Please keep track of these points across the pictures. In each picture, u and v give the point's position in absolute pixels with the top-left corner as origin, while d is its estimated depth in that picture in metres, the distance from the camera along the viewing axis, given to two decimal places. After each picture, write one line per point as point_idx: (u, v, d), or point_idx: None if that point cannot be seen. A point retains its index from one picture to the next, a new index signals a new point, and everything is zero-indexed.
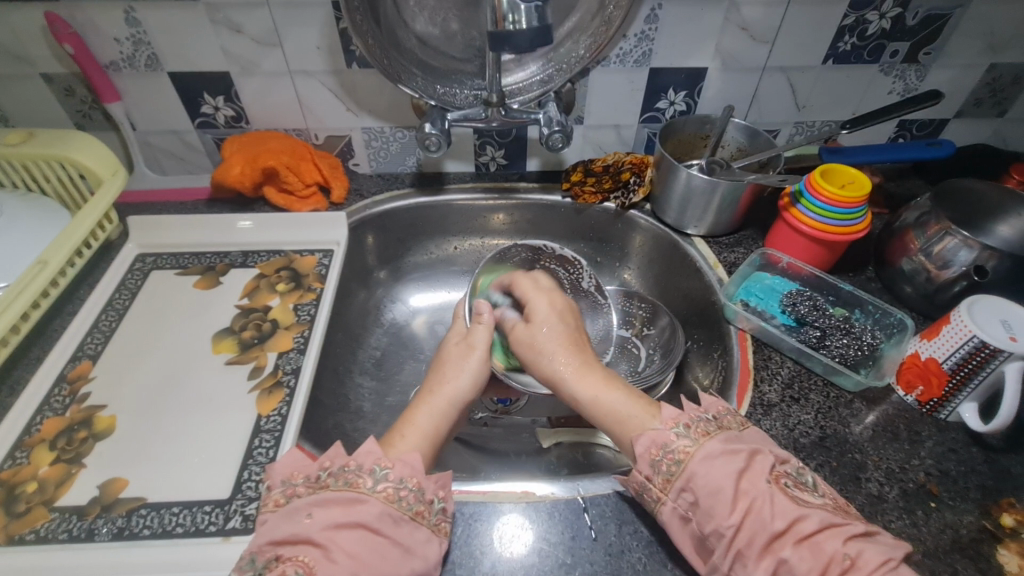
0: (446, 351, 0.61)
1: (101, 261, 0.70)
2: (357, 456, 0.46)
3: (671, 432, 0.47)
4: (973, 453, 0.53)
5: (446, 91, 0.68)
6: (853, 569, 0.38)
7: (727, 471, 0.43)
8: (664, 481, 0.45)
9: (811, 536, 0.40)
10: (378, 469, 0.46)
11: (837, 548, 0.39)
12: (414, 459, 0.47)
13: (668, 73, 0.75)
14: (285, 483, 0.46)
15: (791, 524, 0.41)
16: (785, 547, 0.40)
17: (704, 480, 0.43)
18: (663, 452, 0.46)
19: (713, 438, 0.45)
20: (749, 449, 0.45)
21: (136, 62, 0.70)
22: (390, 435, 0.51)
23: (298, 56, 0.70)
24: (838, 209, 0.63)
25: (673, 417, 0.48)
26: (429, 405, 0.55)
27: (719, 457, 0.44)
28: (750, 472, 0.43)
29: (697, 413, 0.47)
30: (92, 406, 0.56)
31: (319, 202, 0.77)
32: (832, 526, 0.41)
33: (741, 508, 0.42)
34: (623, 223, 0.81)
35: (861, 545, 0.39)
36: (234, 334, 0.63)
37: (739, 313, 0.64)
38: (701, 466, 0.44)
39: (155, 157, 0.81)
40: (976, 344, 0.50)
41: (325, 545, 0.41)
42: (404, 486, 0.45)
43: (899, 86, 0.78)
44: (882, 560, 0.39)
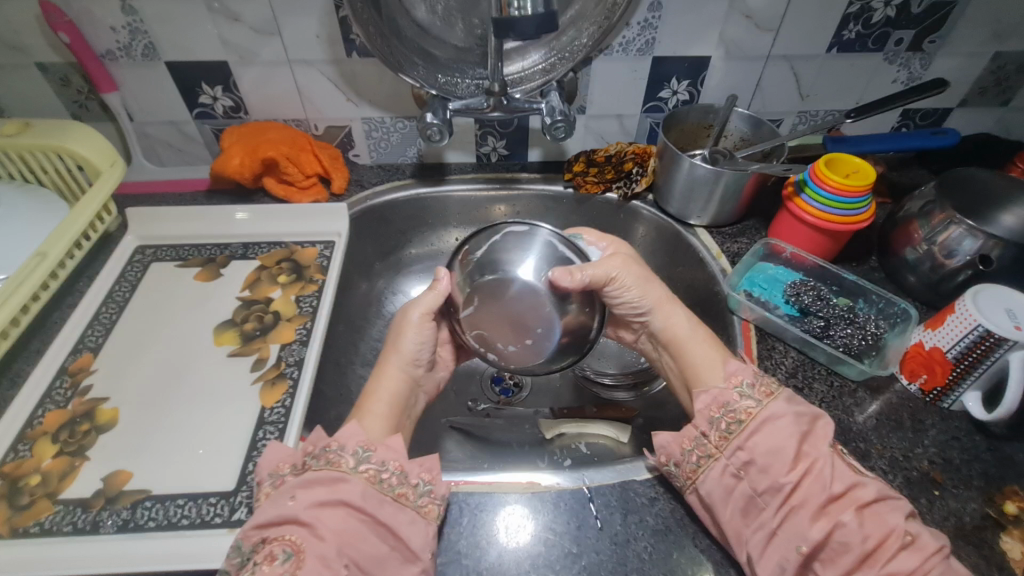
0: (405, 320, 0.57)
1: (101, 253, 0.70)
2: (339, 436, 0.47)
3: (734, 391, 0.50)
4: (975, 441, 0.53)
5: (448, 81, 0.67)
6: (913, 545, 0.40)
7: (787, 433, 0.46)
8: (721, 437, 0.48)
9: (870, 505, 0.43)
10: (362, 451, 0.46)
11: (887, 520, 0.42)
12: (395, 442, 0.47)
13: (670, 62, 0.74)
14: (273, 475, 0.46)
15: (848, 489, 0.44)
16: (845, 511, 0.43)
17: (767, 436, 0.46)
18: (724, 410, 0.49)
19: (778, 397, 0.48)
20: (811, 413, 0.48)
21: (132, 51, 0.69)
22: (357, 409, 0.53)
23: (297, 45, 0.69)
24: (843, 198, 0.62)
25: (737, 375, 0.51)
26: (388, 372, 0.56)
27: (782, 418, 0.47)
28: (812, 436, 0.46)
29: (760, 369, 0.51)
30: (94, 398, 0.55)
31: (319, 193, 0.76)
32: (891, 497, 0.43)
33: (801, 469, 0.45)
34: (626, 213, 0.81)
35: (918, 527, 0.42)
36: (235, 326, 0.63)
37: (742, 303, 0.64)
38: (763, 424, 0.47)
39: (152, 148, 0.80)
40: (980, 332, 0.50)
41: (311, 524, 0.41)
42: (386, 469, 0.46)
43: (903, 75, 0.77)
44: (916, 535, 0.41)
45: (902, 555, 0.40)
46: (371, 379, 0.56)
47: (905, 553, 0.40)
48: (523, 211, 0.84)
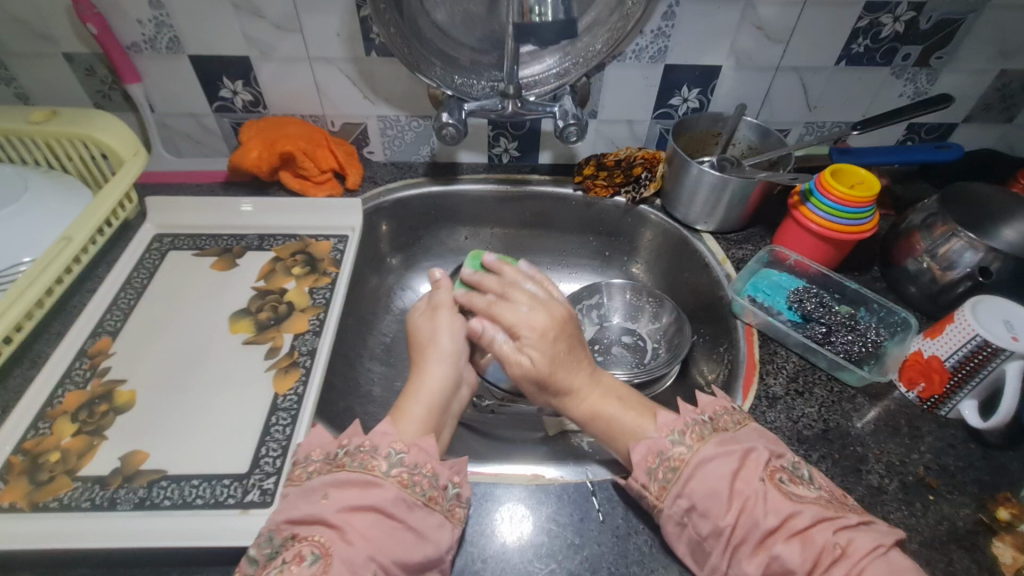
0: (417, 326, 0.61)
1: (119, 240, 0.71)
2: (373, 437, 0.48)
3: (667, 439, 0.49)
4: (970, 449, 0.54)
5: (464, 82, 0.69)
6: (844, 556, 0.41)
7: (721, 473, 0.46)
8: (660, 487, 0.47)
9: (804, 530, 0.43)
10: (396, 452, 0.47)
11: (817, 538, 0.42)
12: (427, 445, 0.49)
13: (682, 71, 0.76)
14: (306, 460, 0.48)
15: (783, 520, 0.43)
16: (778, 543, 0.43)
17: (698, 482, 0.46)
18: (659, 460, 0.48)
19: (707, 442, 0.48)
20: (743, 449, 0.48)
21: (157, 44, 0.71)
22: (394, 410, 0.53)
23: (318, 43, 0.71)
24: (848, 208, 0.64)
25: (668, 425, 0.50)
26: (428, 373, 0.56)
27: (713, 461, 0.47)
28: (744, 472, 0.46)
29: (692, 417, 0.50)
30: (113, 380, 0.57)
31: (333, 188, 0.78)
32: (825, 519, 0.43)
33: (736, 507, 0.44)
34: (633, 217, 0.82)
35: (851, 535, 0.42)
36: (250, 315, 0.64)
37: (746, 307, 0.65)
38: (696, 470, 0.46)
39: (172, 138, 0.82)
40: (978, 342, 0.52)
41: (339, 527, 0.42)
42: (419, 471, 0.46)
43: (910, 89, 0.79)
44: (847, 546, 0.42)
45: (834, 571, 0.40)
46: (412, 379, 0.57)
47: (836, 571, 0.40)
48: (532, 214, 0.86)
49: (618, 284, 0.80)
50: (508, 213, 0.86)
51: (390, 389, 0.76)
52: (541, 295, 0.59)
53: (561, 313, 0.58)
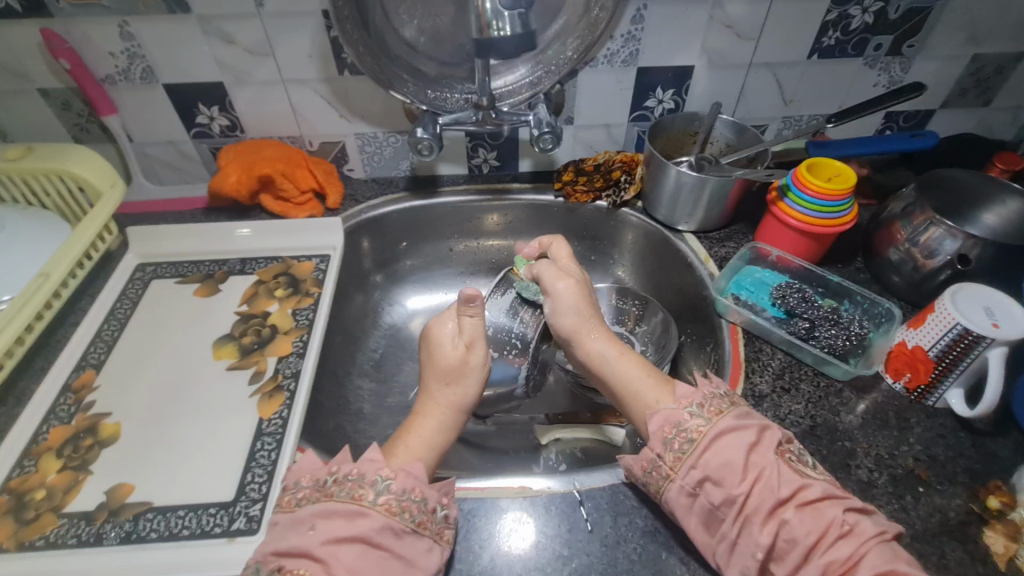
0: (444, 355, 0.56)
1: (102, 272, 0.72)
2: (361, 465, 0.48)
3: (686, 411, 0.50)
4: (960, 438, 0.54)
5: (437, 96, 0.69)
6: (851, 534, 0.42)
7: (738, 445, 0.47)
8: (675, 458, 0.48)
9: (814, 502, 0.44)
10: (381, 480, 0.47)
11: (827, 512, 0.44)
12: (415, 469, 0.48)
13: (654, 72, 0.76)
14: (295, 486, 0.48)
15: (797, 490, 0.45)
16: (790, 510, 0.44)
17: (717, 452, 0.47)
18: (675, 431, 0.49)
19: (725, 414, 0.49)
20: (758, 424, 0.49)
21: (131, 75, 0.71)
22: (393, 445, 0.52)
23: (291, 65, 0.71)
24: (825, 202, 0.64)
25: (687, 397, 0.51)
26: (432, 415, 0.54)
27: (730, 433, 0.48)
28: (761, 445, 0.47)
29: (711, 391, 0.51)
30: (97, 414, 0.57)
31: (315, 208, 0.78)
32: (834, 495, 0.45)
33: (751, 477, 0.45)
34: (615, 220, 0.82)
35: (859, 516, 0.44)
36: (234, 340, 0.64)
37: (729, 306, 0.65)
38: (714, 439, 0.47)
39: (151, 167, 0.82)
40: (960, 330, 0.51)
41: (325, 561, 0.42)
42: (407, 497, 0.46)
43: (884, 79, 0.79)
44: (854, 525, 0.43)
45: (840, 544, 0.42)
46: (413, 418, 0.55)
47: (844, 543, 0.42)
48: (516, 222, 0.86)
49: (602, 288, 0.80)
50: (491, 222, 0.86)
51: (380, 405, 0.76)
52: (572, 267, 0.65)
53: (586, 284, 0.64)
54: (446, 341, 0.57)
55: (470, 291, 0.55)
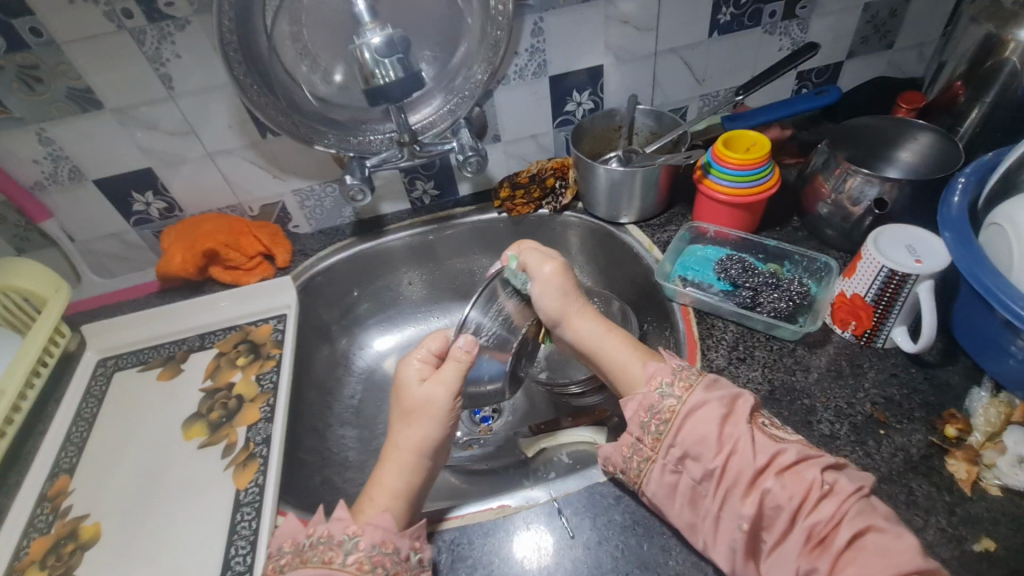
0: (410, 392, 0.54)
1: (64, 375, 0.72)
2: (330, 525, 0.49)
3: (657, 392, 0.51)
4: (912, 374, 0.56)
5: (361, 141, 0.71)
6: (831, 493, 0.43)
7: (710, 419, 0.48)
8: (655, 438, 0.49)
9: (792, 467, 0.45)
10: (349, 538, 0.48)
11: (805, 475, 0.44)
12: (381, 519, 0.49)
13: (567, 78, 0.78)
14: (279, 551, 0.49)
15: (771, 458, 0.45)
16: (768, 480, 0.45)
17: (692, 428, 0.48)
18: (651, 412, 0.50)
19: (695, 388, 0.50)
20: (729, 395, 0.50)
21: (59, 178, 0.72)
22: (362, 502, 0.53)
23: (214, 138, 0.73)
24: (745, 172, 0.66)
25: (656, 376, 0.52)
26: (397, 463, 0.54)
27: (703, 406, 0.49)
28: (732, 417, 0.48)
29: (677, 366, 0.52)
30: (76, 517, 0.57)
31: (265, 271, 0.79)
32: (810, 457, 0.45)
33: (726, 450, 0.46)
34: (559, 225, 0.84)
35: (836, 474, 0.44)
36: (202, 418, 0.65)
37: (677, 290, 0.66)
38: (688, 417, 0.48)
39: (98, 261, 0.82)
40: (887, 273, 0.53)
41: None
42: (378, 551, 0.47)
43: (787, 42, 0.82)
44: (833, 483, 0.44)
45: (823, 505, 0.43)
46: (379, 469, 0.55)
47: (825, 505, 0.43)
48: (466, 245, 0.88)
49: None
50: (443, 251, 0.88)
51: (365, 450, 0.76)
52: (547, 252, 0.62)
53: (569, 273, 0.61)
54: (411, 382, 0.55)
55: (465, 339, 0.53)
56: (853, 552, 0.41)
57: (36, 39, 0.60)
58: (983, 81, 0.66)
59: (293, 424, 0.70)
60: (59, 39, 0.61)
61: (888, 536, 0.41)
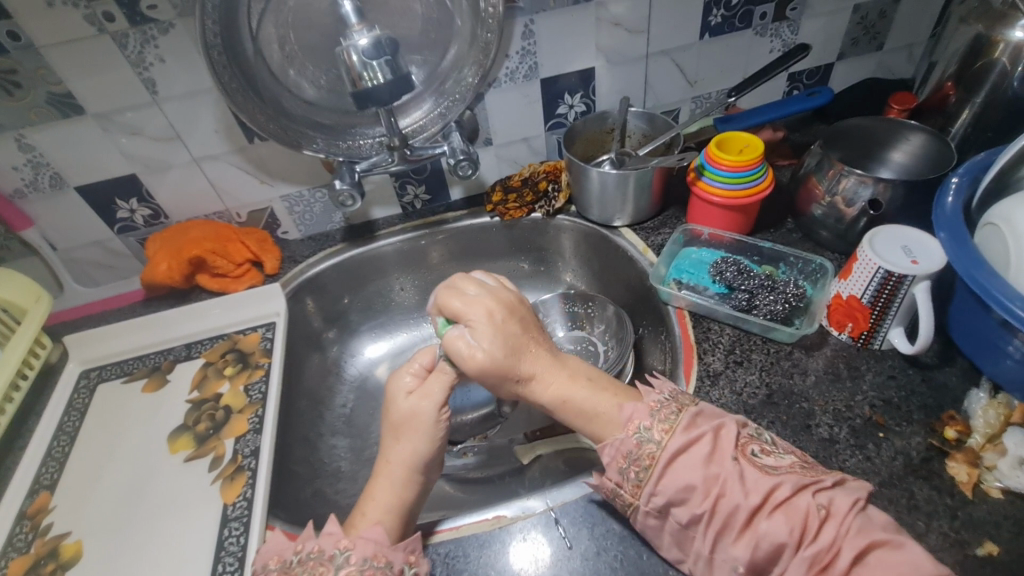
0: (397, 406, 0.53)
1: (45, 388, 0.70)
2: (321, 540, 0.47)
3: (635, 438, 0.47)
4: (910, 375, 0.55)
5: (351, 145, 0.70)
6: (829, 517, 0.41)
7: (693, 462, 0.45)
8: (635, 485, 0.46)
9: (785, 501, 0.42)
10: (341, 552, 0.46)
11: (799, 504, 0.42)
12: (374, 533, 0.47)
13: (559, 80, 0.77)
14: (264, 568, 0.47)
15: (761, 496, 0.43)
16: (762, 520, 0.42)
17: (675, 473, 0.45)
18: (629, 459, 0.47)
19: (676, 431, 0.47)
20: (711, 429, 0.47)
21: (40, 185, 0.70)
22: (356, 513, 0.51)
23: (200, 144, 0.71)
24: (738, 174, 0.65)
25: (634, 419, 0.49)
26: (387, 476, 0.51)
27: (683, 452, 0.46)
28: (716, 454, 0.45)
29: (655, 405, 0.49)
30: (57, 535, 0.55)
31: (253, 277, 0.78)
32: (802, 486, 0.43)
33: (713, 494, 0.44)
34: (552, 229, 0.83)
35: (830, 495, 0.42)
36: (189, 430, 0.63)
37: (672, 293, 0.66)
38: (667, 464, 0.45)
39: (81, 270, 0.80)
40: (883, 274, 0.52)
41: None
42: (368, 565, 0.45)
43: (777, 44, 0.81)
44: (829, 506, 0.42)
45: (823, 530, 0.40)
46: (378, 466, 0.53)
47: (825, 533, 0.40)
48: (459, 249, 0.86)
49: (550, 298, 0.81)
50: (434, 254, 0.86)
51: (357, 460, 0.75)
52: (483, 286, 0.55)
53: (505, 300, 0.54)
54: (400, 394, 0.54)
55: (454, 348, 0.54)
56: (860, 572, 0.39)
57: (13, 42, 0.59)
58: (973, 80, 0.66)
59: (282, 435, 0.68)
60: (37, 43, 0.59)
61: (892, 551, 0.39)
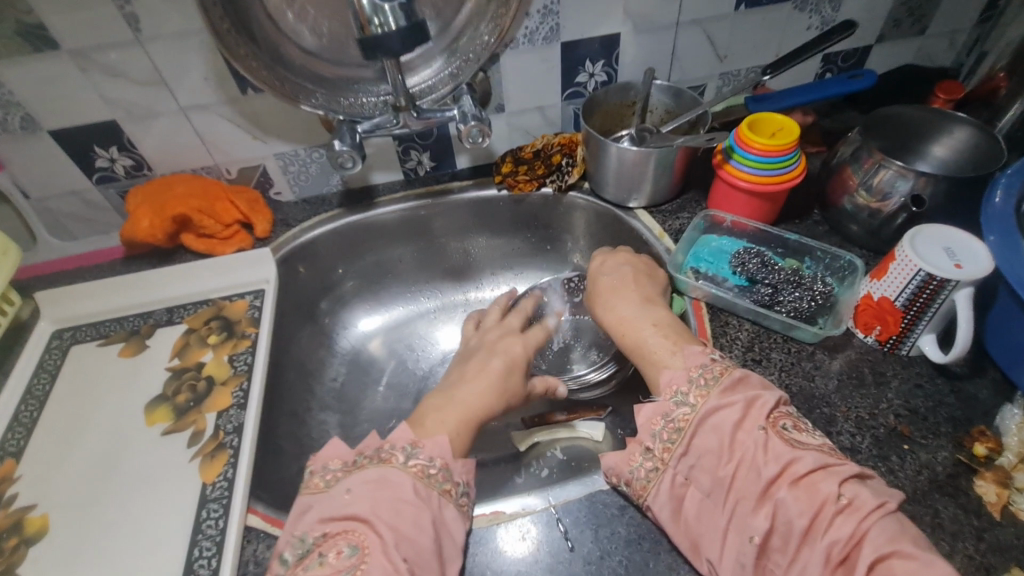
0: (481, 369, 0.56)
1: (13, 346, 0.65)
2: (391, 436, 0.47)
3: (672, 400, 0.48)
4: (938, 385, 0.52)
5: (352, 103, 0.64)
6: (850, 509, 0.39)
7: (723, 425, 0.45)
8: (665, 448, 0.46)
9: (808, 479, 0.41)
10: (409, 448, 0.46)
11: (820, 488, 0.40)
12: (442, 438, 0.47)
13: (581, 45, 0.71)
14: (325, 468, 0.47)
15: (784, 466, 0.42)
16: (781, 491, 0.41)
17: (709, 435, 0.45)
18: (664, 420, 0.47)
19: (712, 393, 0.46)
20: (747, 397, 0.46)
21: (9, 126, 0.64)
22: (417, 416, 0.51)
23: (187, 91, 0.65)
24: (770, 159, 0.61)
25: (672, 384, 0.48)
26: (452, 393, 0.53)
27: (717, 412, 0.45)
28: (747, 421, 0.45)
29: (694, 371, 0.49)
30: (21, 508, 0.51)
31: (242, 240, 0.72)
32: (829, 467, 0.41)
33: (736, 458, 0.43)
34: (564, 206, 0.79)
35: (856, 487, 0.40)
36: (167, 401, 0.59)
37: (690, 283, 0.61)
38: (701, 424, 0.45)
39: (56, 222, 0.74)
40: (924, 277, 0.49)
41: (369, 521, 0.42)
42: (434, 464, 0.45)
43: (816, 20, 0.76)
44: (851, 497, 0.40)
45: (840, 522, 0.39)
46: (435, 392, 0.54)
47: (841, 521, 0.39)
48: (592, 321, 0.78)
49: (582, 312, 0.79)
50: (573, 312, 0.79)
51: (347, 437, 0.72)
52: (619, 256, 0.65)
53: (641, 261, 0.63)
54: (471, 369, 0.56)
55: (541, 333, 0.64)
56: None
57: None
58: None
59: (269, 409, 0.64)
60: None
61: (915, 561, 0.36)
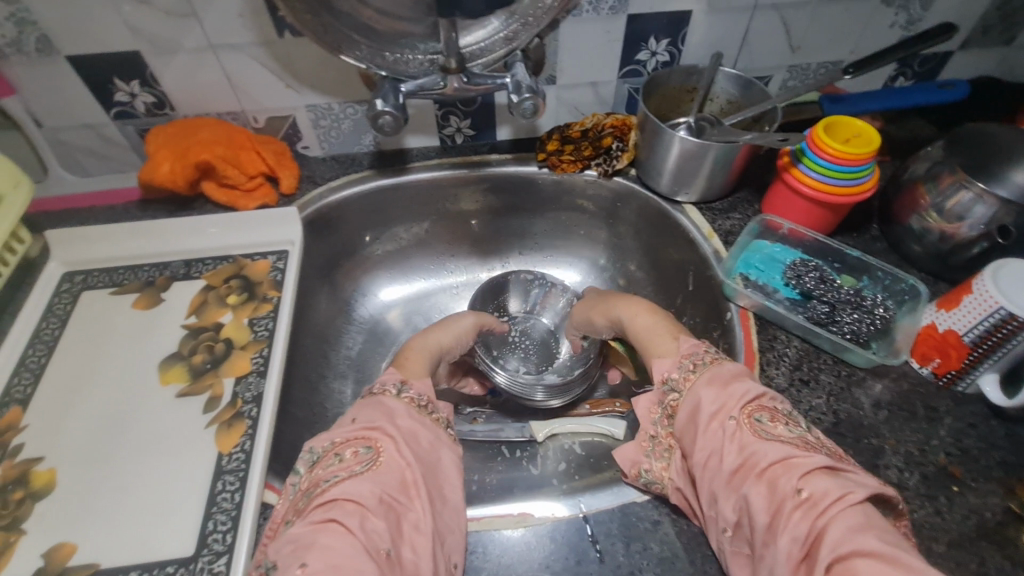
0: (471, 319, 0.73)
1: (21, 285, 0.62)
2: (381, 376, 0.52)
3: (664, 388, 0.48)
4: (992, 427, 0.50)
5: (397, 58, 0.59)
6: (807, 504, 0.35)
7: (697, 416, 0.43)
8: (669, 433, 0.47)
9: (771, 472, 0.37)
10: (400, 385, 0.50)
11: (779, 483, 0.37)
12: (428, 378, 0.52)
13: (648, 19, 0.66)
14: None
15: (746, 459, 0.39)
16: (745, 483, 0.38)
17: (687, 424, 0.44)
18: (661, 409, 0.48)
19: (695, 380, 0.45)
20: (723, 386, 0.44)
21: (24, 47, 0.58)
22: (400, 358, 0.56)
23: (220, 28, 0.60)
24: (843, 167, 0.56)
25: (662, 373, 0.49)
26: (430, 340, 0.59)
27: (695, 401, 0.44)
28: (721, 412, 0.42)
29: (682, 360, 0.48)
30: (26, 460, 0.49)
31: (266, 195, 0.68)
32: (792, 459, 0.38)
33: (707, 449, 0.41)
34: (607, 191, 0.75)
35: (819, 481, 0.36)
36: (183, 360, 0.56)
37: (739, 290, 0.58)
38: (684, 414, 0.45)
39: (69, 156, 0.70)
40: (1002, 316, 0.46)
41: (373, 430, 0.44)
42: (422, 398, 0.50)
43: (902, 18, 0.70)
44: (808, 492, 0.35)
45: (796, 518, 0.35)
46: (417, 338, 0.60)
47: (796, 518, 0.35)
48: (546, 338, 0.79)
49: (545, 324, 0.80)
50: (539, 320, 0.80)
51: None
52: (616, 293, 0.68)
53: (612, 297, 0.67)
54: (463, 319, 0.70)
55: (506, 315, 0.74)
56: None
57: None
58: None
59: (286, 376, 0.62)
60: None
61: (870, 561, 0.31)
